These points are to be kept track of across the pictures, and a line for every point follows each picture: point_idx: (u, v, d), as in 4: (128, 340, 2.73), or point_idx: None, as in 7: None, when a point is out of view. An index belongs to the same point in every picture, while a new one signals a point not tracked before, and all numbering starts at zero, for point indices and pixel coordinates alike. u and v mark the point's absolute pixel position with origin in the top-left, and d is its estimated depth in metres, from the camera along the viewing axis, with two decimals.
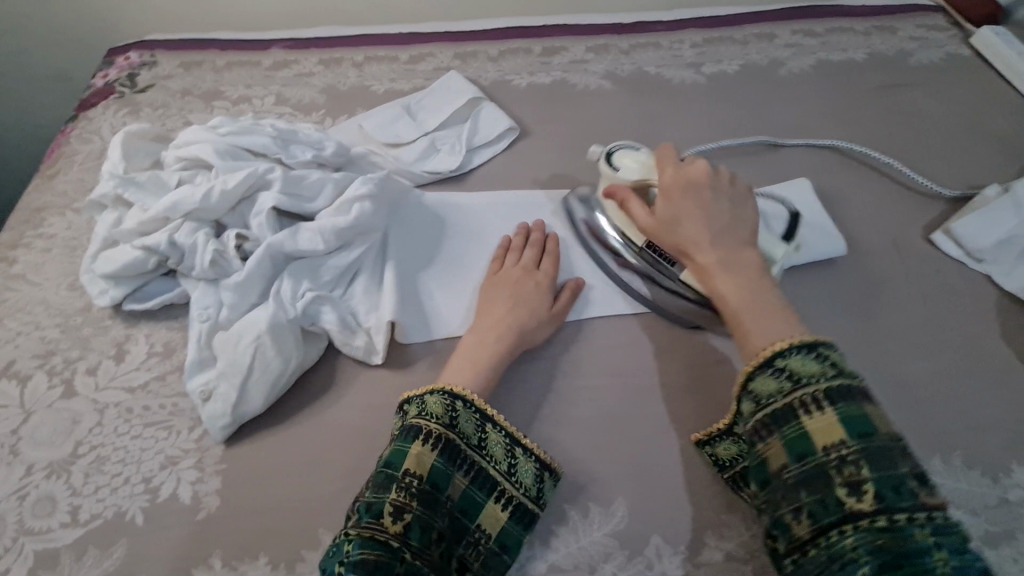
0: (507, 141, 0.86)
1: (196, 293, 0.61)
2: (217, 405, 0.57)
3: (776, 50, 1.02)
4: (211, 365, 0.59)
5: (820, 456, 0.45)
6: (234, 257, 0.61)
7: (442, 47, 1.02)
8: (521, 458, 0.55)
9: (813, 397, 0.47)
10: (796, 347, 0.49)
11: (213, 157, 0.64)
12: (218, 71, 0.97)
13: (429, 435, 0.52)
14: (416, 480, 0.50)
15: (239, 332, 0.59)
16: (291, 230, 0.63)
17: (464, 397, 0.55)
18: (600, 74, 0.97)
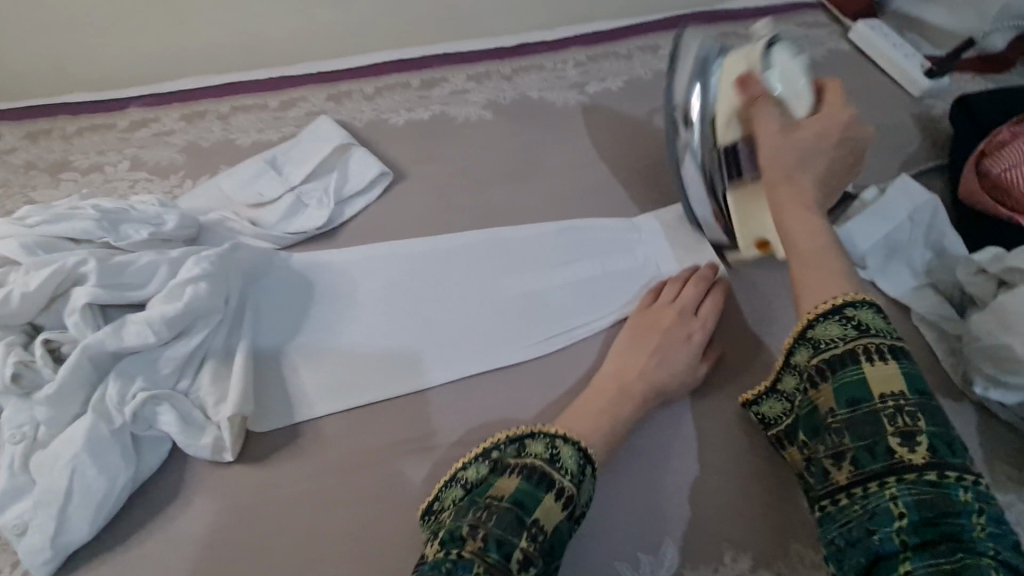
0: (380, 187, 0.82)
1: (5, 411, 0.54)
2: (34, 539, 0.50)
3: (660, 61, 1.01)
4: (28, 494, 0.52)
5: (874, 404, 0.46)
6: (43, 365, 0.54)
7: (315, 89, 0.96)
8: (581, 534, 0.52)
9: (877, 348, 0.48)
10: (865, 300, 0.50)
11: (19, 254, 0.58)
12: (68, 138, 0.90)
13: (560, 487, 0.50)
14: (542, 533, 0.47)
15: (54, 452, 0.52)
16: (114, 325, 0.57)
17: (592, 464, 0.53)
18: (481, 105, 0.94)
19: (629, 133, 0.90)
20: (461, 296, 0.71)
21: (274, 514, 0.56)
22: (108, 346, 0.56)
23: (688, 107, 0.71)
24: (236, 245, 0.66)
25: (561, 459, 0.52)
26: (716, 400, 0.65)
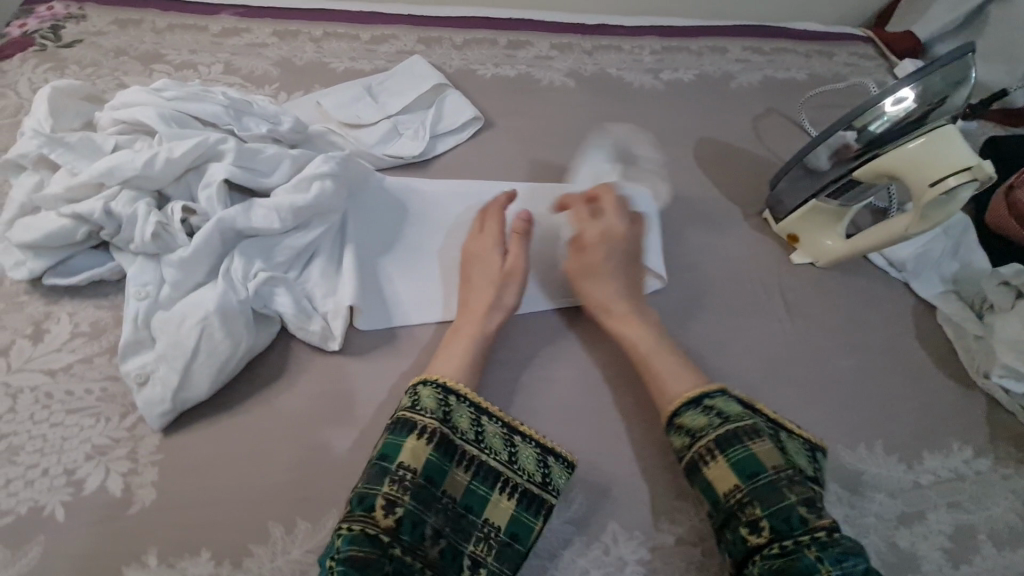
0: (471, 131, 0.86)
1: (133, 268, 0.57)
2: (155, 390, 0.53)
3: (728, 63, 1.08)
4: (148, 347, 0.55)
5: (725, 500, 0.52)
6: (179, 231, 0.56)
7: (406, 30, 0.99)
8: (521, 445, 0.54)
9: (708, 448, 0.54)
10: (688, 402, 0.57)
11: (157, 122, 0.59)
12: (158, 32, 0.90)
13: (422, 427, 0.51)
14: (410, 474, 0.49)
15: (183, 313, 0.55)
16: (243, 205, 0.59)
17: (459, 395, 0.55)
18: (563, 72, 0.99)
19: (699, 121, 0.96)
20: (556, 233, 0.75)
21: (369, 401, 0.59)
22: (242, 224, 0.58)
23: (859, 129, 0.66)
24: (349, 154, 0.68)
25: (452, 414, 0.53)
26: (775, 361, 0.70)
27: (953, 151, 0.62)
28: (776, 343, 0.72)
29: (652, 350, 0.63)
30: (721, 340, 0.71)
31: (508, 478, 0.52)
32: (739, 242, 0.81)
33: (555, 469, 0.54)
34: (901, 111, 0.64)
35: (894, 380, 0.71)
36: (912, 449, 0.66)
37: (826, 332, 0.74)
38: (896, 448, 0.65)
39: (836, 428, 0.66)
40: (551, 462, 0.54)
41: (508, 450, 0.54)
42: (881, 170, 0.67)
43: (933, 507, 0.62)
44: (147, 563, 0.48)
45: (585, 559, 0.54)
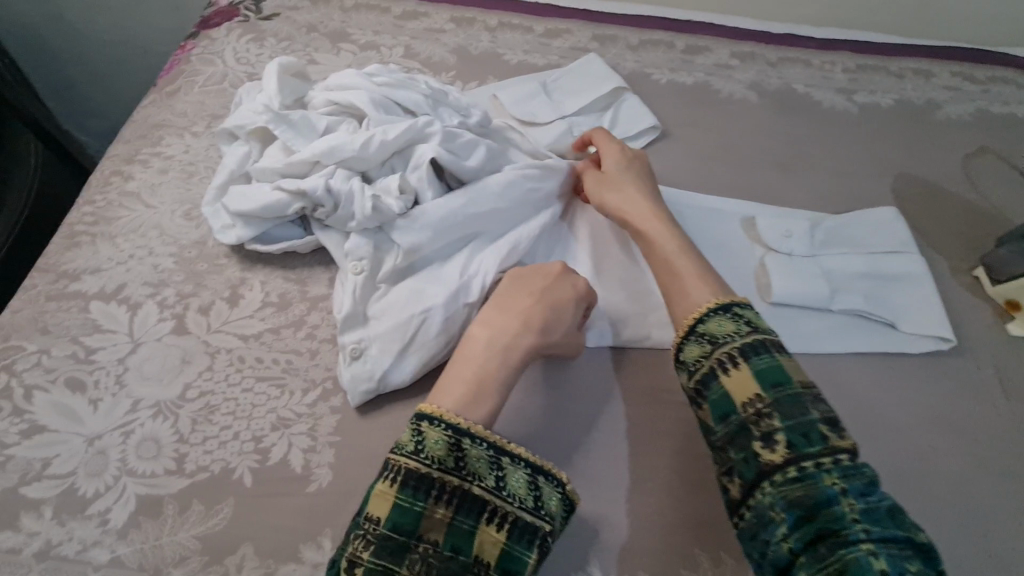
0: (647, 139, 0.80)
1: (346, 244, 0.57)
2: (366, 367, 0.54)
3: (934, 90, 0.95)
4: (360, 323, 0.56)
5: (740, 415, 0.45)
6: (393, 204, 0.56)
7: (580, 25, 0.95)
8: (509, 468, 0.47)
9: (730, 356, 0.47)
10: (713, 310, 0.50)
11: (369, 106, 0.59)
12: (346, 11, 0.92)
13: (393, 470, 0.46)
14: (374, 524, 0.44)
15: (405, 298, 0.56)
16: (472, 187, 0.59)
17: (509, 454, 0.48)
18: (745, 84, 0.91)
19: (898, 153, 0.85)
20: (747, 268, 0.70)
21: (535, 421, 0.56)
22: (467, 212, 0.58)
23: None
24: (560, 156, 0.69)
25: (466, 461, 0.47)
26: (982, 446, 0.61)
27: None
28: (988, 427, 0.62)
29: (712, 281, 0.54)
30: (918, 412, 0.62)
31: (540, 530, 0.46)
32: (945, 298, 0.70)
33: (547, 490, 0.48)
34: None
35: None
36: None
37: None
38: None
39: None
40: (541, 483, 0.48)
41: (534, 497, 0.47)
42: None
43: None
44: (322, 546, 0.49)
45: None
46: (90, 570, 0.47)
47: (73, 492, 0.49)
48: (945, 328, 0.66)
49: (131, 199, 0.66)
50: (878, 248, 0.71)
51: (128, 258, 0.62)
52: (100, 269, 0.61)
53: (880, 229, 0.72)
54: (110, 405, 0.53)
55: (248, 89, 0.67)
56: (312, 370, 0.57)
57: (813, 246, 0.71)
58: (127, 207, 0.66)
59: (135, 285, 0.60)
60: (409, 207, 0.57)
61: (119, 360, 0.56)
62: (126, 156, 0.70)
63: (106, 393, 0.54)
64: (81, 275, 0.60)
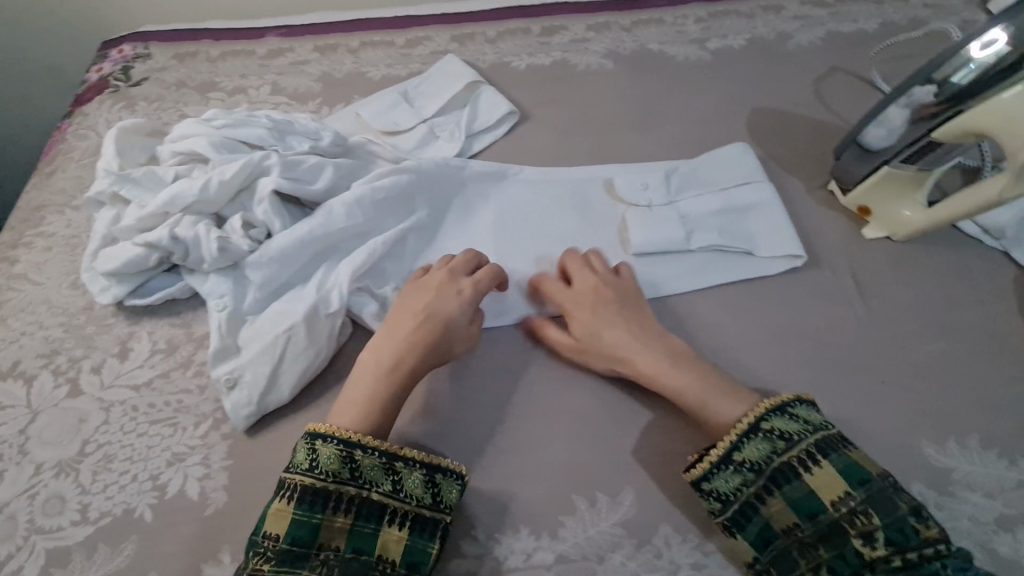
0: (507, 126, 0.84)
1: (208, 284, 0.61)
2: (243, 392, 0.57)
3: (784, 22, 0.98)
4: (233, 354, 0.59)
5: (830, 514, 0.47)
6: (242, 240, 0.60)
7: (439, 30, 0.99)
8: (403, 471, 0.51)
9: (809, 455, 0.49)
10: (774, 409, 0.52)
11: (208, 151, 0.63)
12: (212, 62, 0.95)
13: (289, 487, 0.49)
14: (273, 542, 0.47)
15: (271, 322, 0.60)
16: (325, 209, 0.64)
17: (365, 445, 0.51)
18: (601, 54, 0.95)
19: (752, 90, 0.89)
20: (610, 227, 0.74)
21: (409, 406, 0.60)
22: (324, 230, 0.63)
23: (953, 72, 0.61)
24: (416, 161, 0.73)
25: (360, 469, 0.50)
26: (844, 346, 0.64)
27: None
28: (848, 327, 0.65)
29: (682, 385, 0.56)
30: (782, 327, 0.66)
31: (439, 521, 0.51)
32: (801, 216, 0.74)
33: (443, 486, 0.52)
34: (993, 56, 0.58)
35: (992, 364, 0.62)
36: (1015, 443, 0.58)
37: (907, 312, 0.66)
38: (995, 442, 0.58)
39: (920, 420, 0.59)
40: (438, 479, 0.52)
41: (430, 493, 0.51)
42: (967, 127, 0.60)
43: None
44: (222, 562, 0.52)
45: (637, 564, 0.51)
46: None
47: None
48: (797, 247, 0.69)
49: (19, 280, 0.70)
50: (728, 184, 0.74)
51: (21, 336, 0.66)
52: None
53: (727, 164, 0.76)
54: (15, 474, 0.57)
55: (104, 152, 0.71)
56: (201, 404, 0.61)
57: (666, 193, 0.74)
58: (16, 288, 0.70)
59: (29, 359, 0.64)
60: (260, 240, 0.61)
61: (20, 431, 0.60)
62: (12, 241, 0.74)
63: (10, 464, 0.58)
64: None
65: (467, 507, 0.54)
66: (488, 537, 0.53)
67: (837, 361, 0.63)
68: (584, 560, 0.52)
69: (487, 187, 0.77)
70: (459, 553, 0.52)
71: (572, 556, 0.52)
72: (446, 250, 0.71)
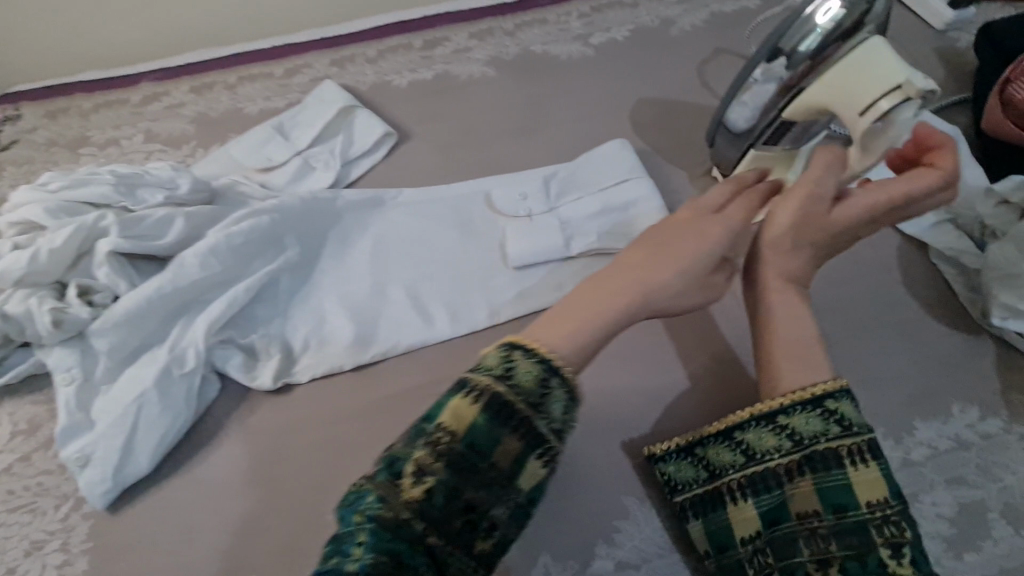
0: (385, 148, 0.82)
1: (52, 358, 0.57)
2: (96, 470, 0.54)
3: (667, 7, 0.97)
4: (85, 429, 0.56)
5: (792, 526, 0.45)
6: (80, 309, 0.57)
7: (319, 55, 0.97)
8: (569, 397, 0.40)
9: (854, 451, 0.43)
10: (802, 403, 0.46)
11: (44, 219, 0.60)
12: (85, 116, 0.92)
13: (477, 387, 0.38)
14: (449, 437, 0.37)
15: (123, 391, 0.57)
16: (176, 261, 0.61)
17: (564, 373, 0.39)
18: (483, 61, 0.93)
19: (635, 82, 0.87)
20: (491, 243, 0.71)
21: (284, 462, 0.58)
22: (175, 285, 0.60)
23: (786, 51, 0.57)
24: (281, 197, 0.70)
25: (547, 400, 0.38)
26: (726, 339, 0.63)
27: (886, 63, 0.53)
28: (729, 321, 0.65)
29: (790, 348, 0.48)
30: (664, 327, 0.64)
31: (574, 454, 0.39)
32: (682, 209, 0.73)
33: (573, 433, 0.40)
34: (831, 22, 0.55)
35: (875, 340, 0.61)
36: (901, 420, 0.56)
37: None
38: (880, 421, 0.56)
39: None
40: (582, 419, 0.40)
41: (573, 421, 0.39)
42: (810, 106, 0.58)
43: (927, 487, 0.53)
44: None
45: None
46: None
47: None
48: None
49: None
50: (607, 183, 0.72)
51: None
52: None
53: (603, 163, 0.74)
54: None
55: None
56: (62, 484, 0.58)
57: (544, 200, 0.72)
58: None
59: None
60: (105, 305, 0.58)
61: None
62: None
63: None
64: None
65: None
66: None
67: None
68: None
69: (364, 216, 0.74)
70: None
71: None
72: (322, 287, 0.68)
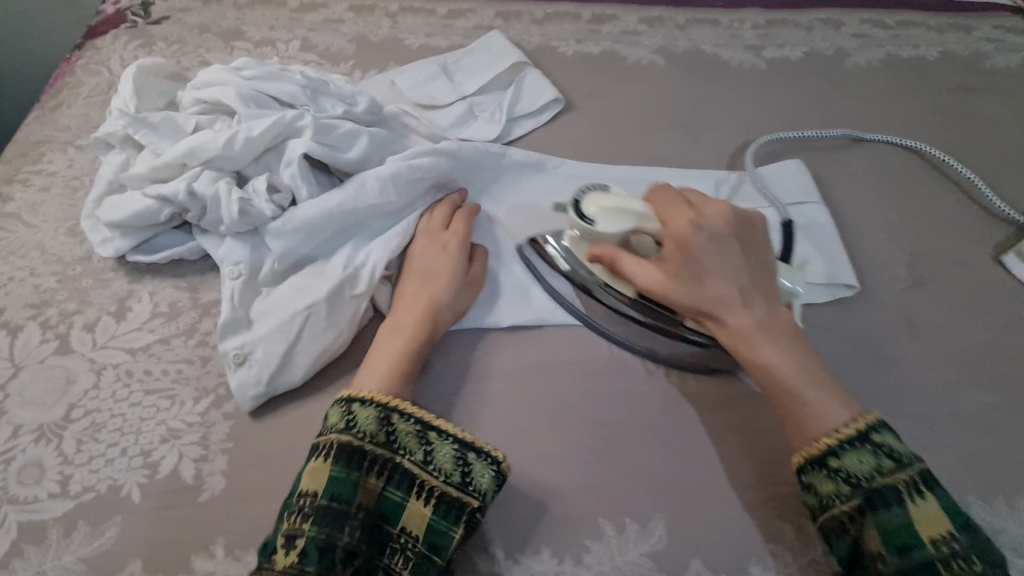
0: (550, 114, 0.80)
1: (223, 249, 0.56)
2: (251, 370, 0.53)
3: (844, 39, 0.94)
4: (244, 327, 0.55)
5: (926, 551, 0.42)
6: (263, 206, 0.55)
7: (484, 4, 0.94)
8: (475, 464, 0.48)
9: (919, 480, 0.44)
10: (849, 429, 0.46)
11: (236, 103, 0.58)
12: (239, 9, 0.89)
13: (328, 446, 0.47)
14: (310, 498, 0.46)
15: (289, 298, 0.55)
16: (358, 178, 0.58)
17: (439, 430, 0.49)
18: (652, 49, 0.90)
19: (807, 107, 0.85)
20: None
21: (432, 406, 0.56)
22: (354, 205, 0.57)
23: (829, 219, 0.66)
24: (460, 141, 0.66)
25: (396, 436, 0.48)
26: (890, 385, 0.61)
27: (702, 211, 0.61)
28: (900, 367, 0.62)
29: (800, 374, 0.49)
30: (827, 359, 0.62)
31: (468, 505, 0.47)
32: (849, 245, 0.71)
33: (477, 467, 0.48)
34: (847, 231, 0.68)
35: None
36: None
37: (954, 358, 0.63)
38: None
39: (966, 473, 0.56)
40: (472, 461, 0.48)
41: (461, 472, 0.48)
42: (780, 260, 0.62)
43: None
44: (214, 554, 0.48)
45: None
46: None
47: None
48: (851, 276, 0.67)
49: (11, 221, 0.64)
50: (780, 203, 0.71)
51: (9, 282, 0.60)
52: None
53: (784, 180, 0.74)
54: None
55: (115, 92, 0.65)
56: (204, 377, 0.56)
57: None
58: (7, 230, 0.64)
59: (16, 309, 0.59)
60: (284, 207, 0.56)
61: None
62: (8, 177, 0.68)
63: None
64: None
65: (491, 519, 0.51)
66: (507, 555, 0.49)
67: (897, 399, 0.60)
68: None
69: (526, 178, 0.71)
70: (475, 568, 0.49)
71: None
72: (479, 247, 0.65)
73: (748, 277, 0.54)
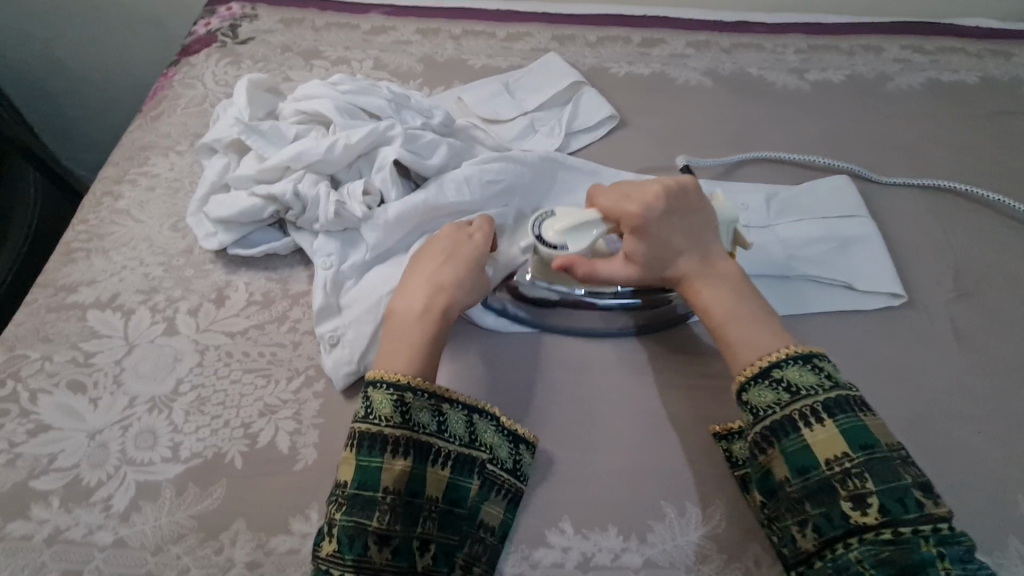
0: (605, 129, 0.85)
1: (318, 243, 0.63)
2: (344, 351, 0.58)
3: (884, 63, 0.98)
4: (336, 313, 0.61)
5: (823, 471, 0.46)
6: (358, 205, 0.62)
7: (540, 28, 1.00)
8: (480, 422, 0.53)
9: (813, 410, 0.47)
10: (791, 358, 0.50)
11: (334, 114, 0.65)
12: (317, 31, 0.97)
13: (354, 437, 0.49)
14: (343, 487, 0.48)
15: (374, 286, 0.61)
16: (438, 182, 0.65)
17: (449, 399, 0.52)
18: (700, 71, 0.95)
19: (850, 128, 0.89)
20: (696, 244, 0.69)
21: (503, 391, 0.60)
22: (435, 201, 0.64)
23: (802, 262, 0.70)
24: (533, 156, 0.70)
25: (410, 412, 0.50)
26: (938, 389, 0.63)
27: None
28: (950, 374, 0.64)
29: (732, 314, 0.54)
30: (876, 364, 0.65)
31: (478, 458, 0.51)
32: (893, 257, 0.74)
33: (483, 424, 0.53)
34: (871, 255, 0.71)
35: None
36: None
37: (1002, 366, 0.65)
38: None
39: (1015, 478, 0.58)
40: (478, 420, 0.53)
41: (471, 433, 0.52)
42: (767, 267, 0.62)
43: None
44: (309, 518, 0.52)
45: None
46: (96, 551, 0.50)
47: (78, 482, 0.53)
48: (897, 286, 0.70)
49: (121, 216, 0.71)
50: (830, 215, 0.75)
51: (122, 269, 0.67)
52: (94, 280, 0.66)
53: (833, 196, 0.78)
54: (108, 403, 0.58)
55: (224, 103, 0.73)
56: (295, 360, 0.61)
57: (776, 216, 0.75)
58: (118, 223, 0.71)
59: (128, 293, 0.65)
60: (374, 206, 0.63)
61: (116, 362, 0.60)
62: (116, 177, 0.75)
63: (104, 392, 0.58)
64: (78, 287, 0.65)
65: (558, 498, 0.54)
66: (576, 531, 0.53)
67: (946, 404, 0.62)
68: (672, 568, 0.51)
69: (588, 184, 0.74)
70: (547, 542, 0.52)
71: (660, 561, 0.52)
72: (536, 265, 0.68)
73: (695, 234, 0.58)
